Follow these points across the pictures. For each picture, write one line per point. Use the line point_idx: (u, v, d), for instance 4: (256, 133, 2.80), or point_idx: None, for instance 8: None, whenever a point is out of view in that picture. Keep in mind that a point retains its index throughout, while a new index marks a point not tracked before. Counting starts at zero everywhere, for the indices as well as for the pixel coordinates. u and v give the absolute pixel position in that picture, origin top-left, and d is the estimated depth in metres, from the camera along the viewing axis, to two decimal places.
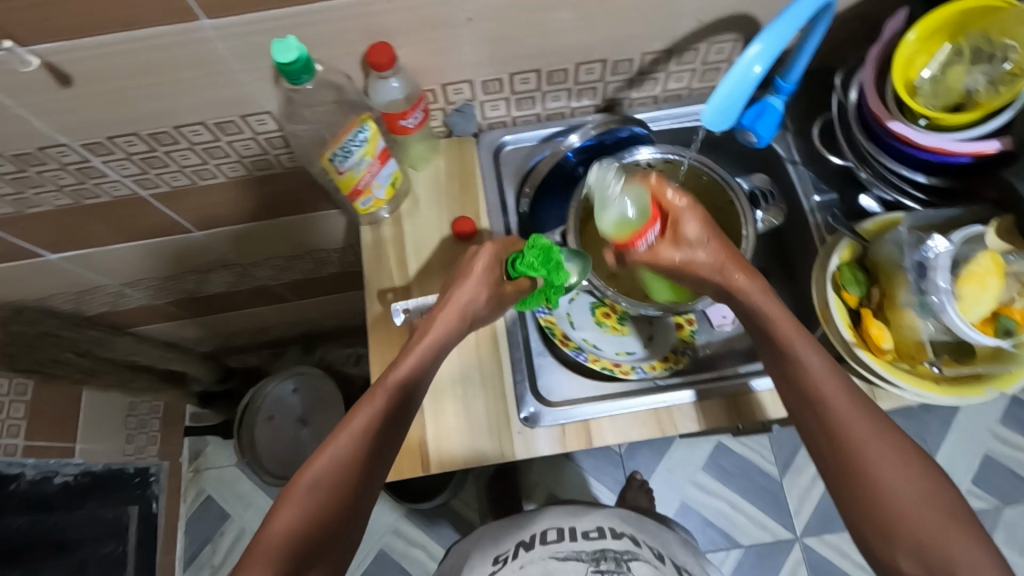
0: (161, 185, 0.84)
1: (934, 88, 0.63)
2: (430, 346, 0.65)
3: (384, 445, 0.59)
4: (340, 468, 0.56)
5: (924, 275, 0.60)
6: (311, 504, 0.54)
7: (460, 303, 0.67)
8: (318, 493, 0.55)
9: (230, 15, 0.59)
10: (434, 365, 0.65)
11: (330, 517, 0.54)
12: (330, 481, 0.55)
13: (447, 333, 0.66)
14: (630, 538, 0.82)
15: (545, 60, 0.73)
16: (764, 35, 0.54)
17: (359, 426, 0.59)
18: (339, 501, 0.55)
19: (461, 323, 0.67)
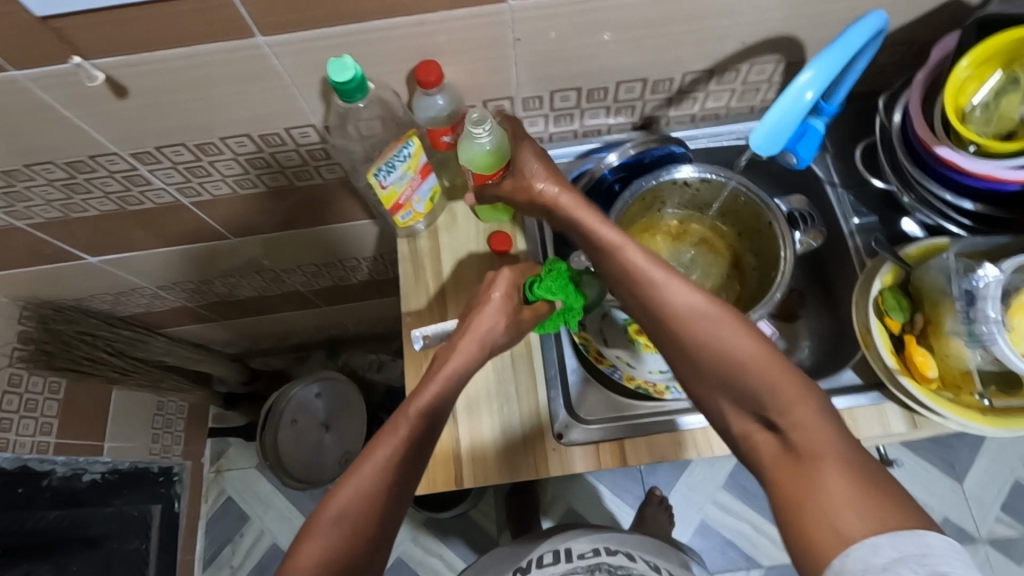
0: (202, 193, 0.87)
1: (986, 115, 0.62)
2: (448, 375, 0.64)
3: (408, 476, 0.58)
4: (367, 501, 0.55)
5: (972, 305, 0.59)
6: (335, 536, 0.53)
7: (483, 334, 0.66)
8: (342, 524, 0.54)
9: (284, 33, 0.60)
10: (454, 396, 0.64)
11: (353, 549, 0.53)
12: (354, 512, 0.54)
13: (467, 362, 0.65)
14: (625, 554, 0.85)
15: (586, 79, 0.73)
16: (817, 60, 0.53)
17: (383, 456, 0.57)
18: (364, 532, 0.54)
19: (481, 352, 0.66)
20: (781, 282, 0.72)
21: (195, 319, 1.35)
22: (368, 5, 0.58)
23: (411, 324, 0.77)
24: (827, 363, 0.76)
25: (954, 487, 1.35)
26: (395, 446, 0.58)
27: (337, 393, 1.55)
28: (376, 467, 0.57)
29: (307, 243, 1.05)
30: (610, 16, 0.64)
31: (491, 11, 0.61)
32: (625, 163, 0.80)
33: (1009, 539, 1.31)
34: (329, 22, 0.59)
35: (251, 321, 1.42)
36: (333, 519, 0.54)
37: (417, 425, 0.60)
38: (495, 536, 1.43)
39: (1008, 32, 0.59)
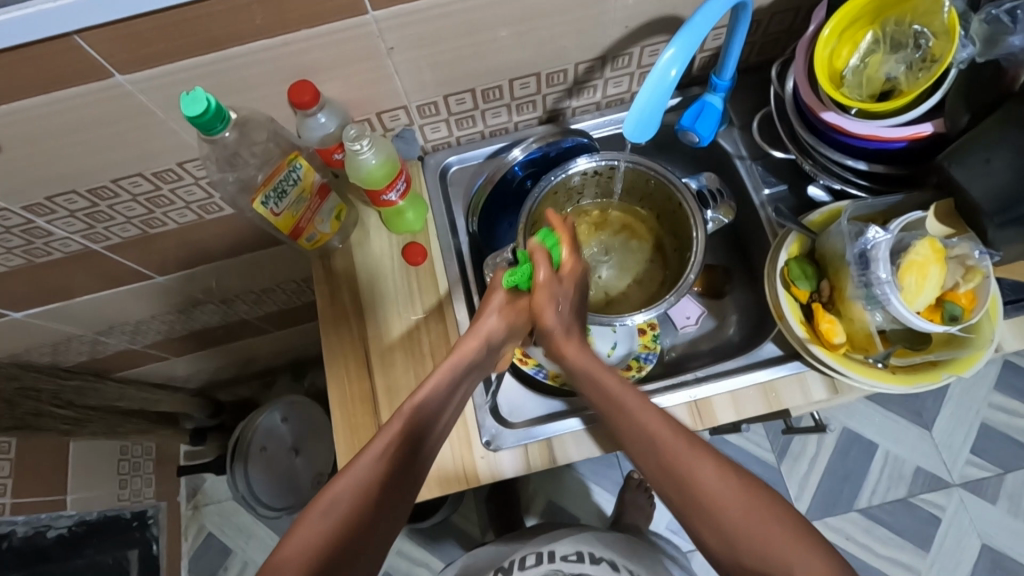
0: (111, 237, 0.84)
1: (857, 78, 0.63)
2: (450, 372, 0.62)
3: (401, 472, 0.56)
4: (360, 492, 0.53)
5: (866, 267, 0.59)
6: (325, 529, 0.50)
7: (489, 331, 0.65)
8: (334, 515, 0.51)
9: (144, 69, 0.59)
10: (451, 396, 0.62)
11: (347, 541, 0.50)
12: (348, 504, 0.52)
13: (472, 353, 0.64)
14: (610, 562, 0.78)
15: (477, 80, 0.72)
16: (678, 38, 0.53)
17: (379, 446, 0.56)
18: (354, 528, 0.51)
19: (487, 350, 0.65)
20: (695, 263, 0.71)
21: (150, 358, 1.27)
22: (226, 30, 0.57)
23: (330, 348, 0.75)
24: (754, 336, 0.76)
25: (923, 436, 1.33)
26: (391, 438, 0.56)
27: (303, 415, 1.48)
28: (370, 458, 0.55)
29: (238, 272, 1.03)
30: (485, 16, 0.63)
31: (356, 24, 0.60)
32: (530, 157, 0.81)
33: (982, 479, 1.29)
34: (190, 53, 0.58)
35: (207, 354, 1.35)
36: (325, 510, 0.51)
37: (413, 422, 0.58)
38: (479, 538, 1.39)
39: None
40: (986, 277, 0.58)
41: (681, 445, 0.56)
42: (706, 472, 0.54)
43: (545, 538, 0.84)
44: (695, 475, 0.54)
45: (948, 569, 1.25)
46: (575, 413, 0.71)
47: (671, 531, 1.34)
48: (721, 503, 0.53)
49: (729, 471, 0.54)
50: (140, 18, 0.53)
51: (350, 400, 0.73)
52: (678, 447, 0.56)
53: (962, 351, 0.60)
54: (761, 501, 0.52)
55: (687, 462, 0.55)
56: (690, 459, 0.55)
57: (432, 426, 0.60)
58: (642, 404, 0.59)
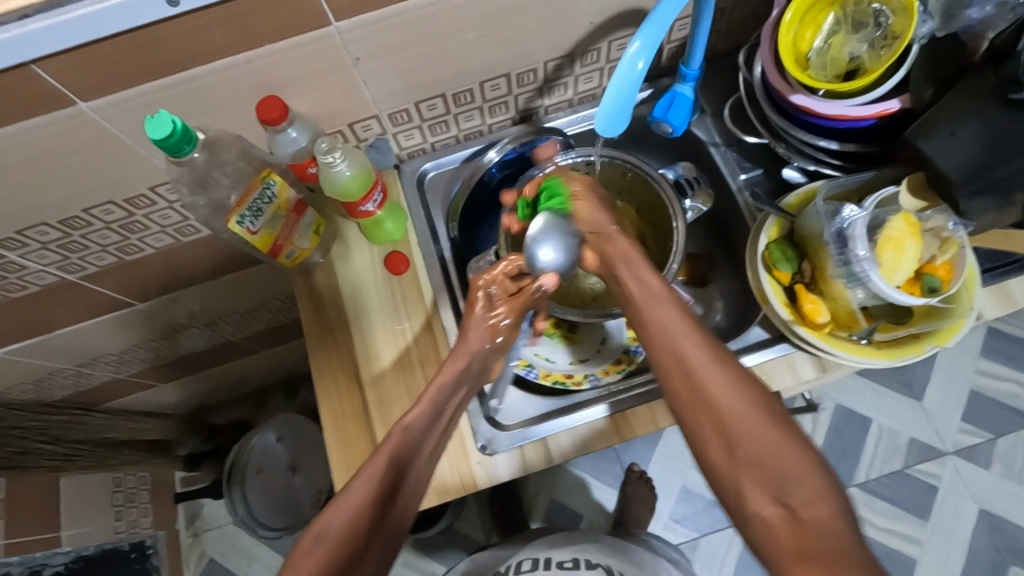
0: (87, 267, 0.82)
1: (823, 59, 0.63)
2: (401, 443, 0.56)
3: (358, 557, 0.50)
4: (358, 516, 0.51)
5: (845, 246, 0.60)
6: (319, 556, 0.48)
7: (434, 395, 0.61)
8: (329, 540, 0.49)
9: (107, 95, 0.57)
10: (408, 468, 0.56)
11: (342, 563, 0.48)
12: (339, 529, 0.50)
13: (420, 421, 0.59)
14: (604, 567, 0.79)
15: (448, 85, 0.72)
16: (644, 29, 0.53)
17: (334, 524, 0.50)
18: (350, 549, 0.49)
19: (437, 414, 0.61)
20: (677, 253, 0.71)
21: (138, 387, 1.25)
22: (188, 50, 0.56)
23: (318, 363, 0.74)
24: (740, 322, 0.77)
25: (914, 407, 1.35)
26: (349, 512, 0.51)
27: (298, 433, 1.46)
28: (319, 545, 0.49)
29: (221, 294, 1.02)
30: (449, 20, 0.63)
31: (319, 36, 0.59)
32: (507, 158, 0.82)
33: (974, 445, 1.31)
34: (153, 75, 0.57)
35: (196, 379, 1.34)
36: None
37: (405, 440, 0.57)
38: (484, 542, 1.39)
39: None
40: (961, 248, 0.59)
41: (695, 357, 0.51)
42: (716, 375, 0.49)
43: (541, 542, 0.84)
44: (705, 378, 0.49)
45: (948, 536, 1.27)
46: (579, 409, 0.70)
47: (675, 521, 1.34)
48: (725, 408, 0.48)
49: (745, 380, 0.49)
50: (98, 42, 0.52)
51: (342, 416, 0.72)
52: (697, 352, 0.51)
53: (944, 321, 0.60)
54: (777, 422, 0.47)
55: (699, 369, 0.50)
56: (703, 371, 0.50)
57: (394, 502, 0.54)
58: (686, 328, 0.53)
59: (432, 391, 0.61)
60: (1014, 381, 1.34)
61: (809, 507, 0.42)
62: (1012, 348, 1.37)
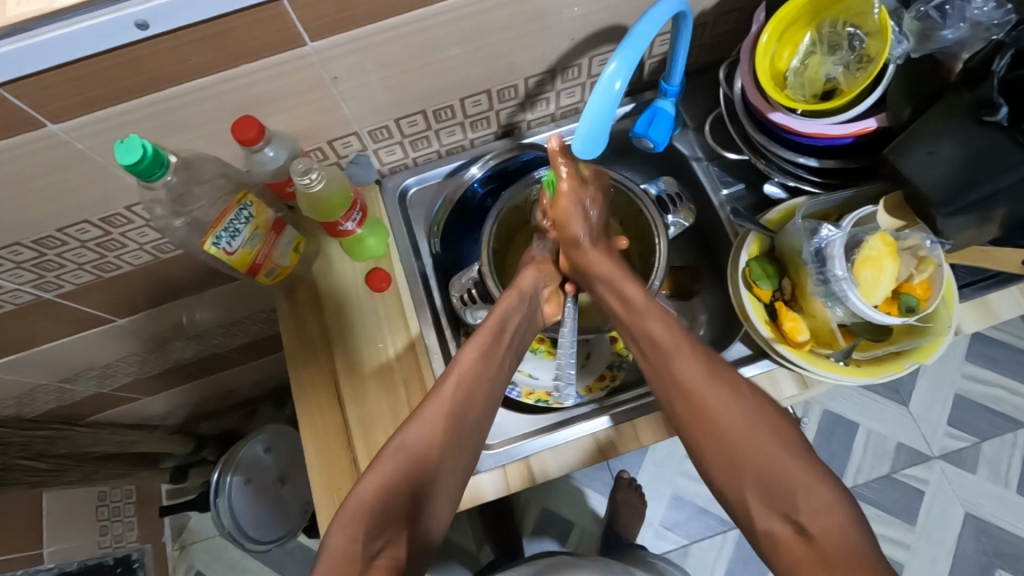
0: (64, 284, 0.81)
1: (799, 79, 0.64)
2: (463, 378, 0.62)
3: (429, 476, 0.57)
4: (428, 436, 0.58)
5: (823, 265, 0.60)
6: (397, 466, 0.56)
7: (496, 325, 0.66)
8: (405, 454, 0.57)
9: (77, 117, 0.56)
10: (471, 400, 0.62)
11: (414, 477, 0.57)
12: (414, 448, 0.58)
13: (479, 355, 0.64)
14: None
15: (428, 101, 0.72)
16: (619, 51, 0.53)
17: (410, 442, 0.58)
18: (422, 465, 0.57)
19: (497, 338, 0.65)
20: (658, 268, 0.71)
21: (122, 400, 1.24)
22: (158, 71, 0.55)
23: (298, 380, 0.74)
24: (723, 336, 0.76)
25: (901, 411, 1.36)
26: (421, 433, 0.58)
27: (287, 444, 1.44)
28: (399, 455, 0.57)
29: (205, 308, 1.00)
30: (428, 38, 0.62)
31: (294, 56, 0.58)
32: (489, 174, 0.82)
33: (961, 449, 1.32)
34: (126, 96, 0.56)
35: (181, 391, 1.32)
36: (362, 509, 0.53)
37: (473, 372, 0.62)
38: (475, 551, 1.38)
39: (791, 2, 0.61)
40: (939, 265, 0.59)
41: (700, 376, 0.58)
42: (727, 400, 0.57)
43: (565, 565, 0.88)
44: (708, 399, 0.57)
45: (936, 541, 1.28)
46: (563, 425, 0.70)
47: (665, 528, 1.34)
48: (730, 427, 0.56)
49: (750, 404, 0.57)
50: (66, 66, 0.51)
51: (324, 434, 0.72)
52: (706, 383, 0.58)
53: (921, 339, 0.61)
54: (773, 434, 0.55)
55: (703, 388, 0.58)
56: (708, 391, 0.58)
57: (461, 433, 0.60)
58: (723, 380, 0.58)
59: (494, 323, 0.66)
60: (999, 385, 1.35)
61: (818, 521, 0.50)
62: (997, 352, 1.38)
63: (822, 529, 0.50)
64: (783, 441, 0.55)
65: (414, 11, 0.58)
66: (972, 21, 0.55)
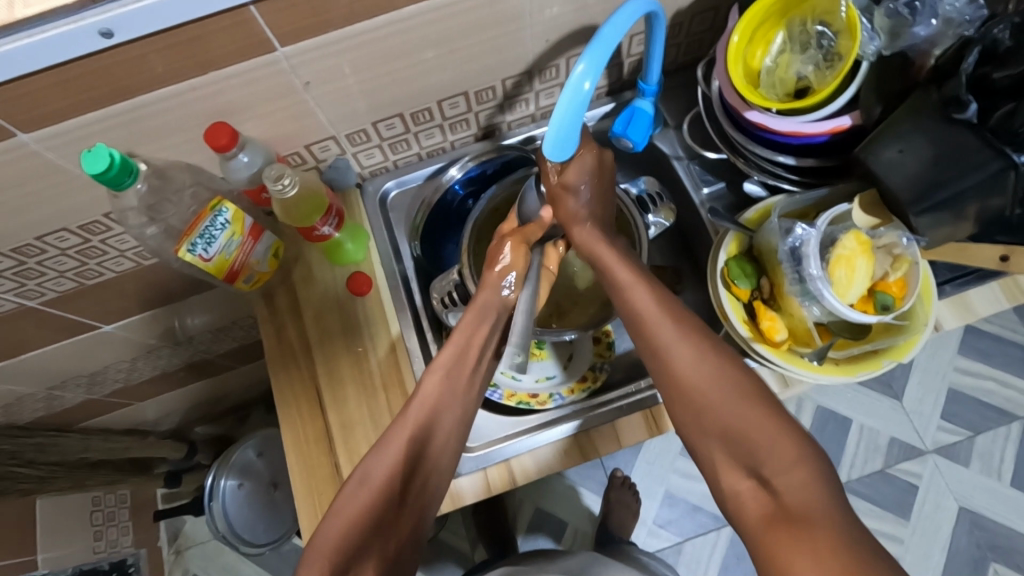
0: (46, 293, 0.81)
1: (772, 78, 0.64)
2: (428, 404, 0.60)
3: (394, 505, 0.56)
4: (389, 473, 0.57)
5: (799, 263, 0.60)
6: (360, 500, 0.55)
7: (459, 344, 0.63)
8: (368, 487, 0.56)
9: (47, 127, 0.56)
10: (434, 426, 0.60)
11: (378, 512, 0.55)
12: (377, 480, 0.56)
13: (444, 376, 0.62)
14: None
15: (405, 104, 0.71)
16: (589, 50, 0.52)
17: (373, 473, 0.57)
18: (387, 494, 0.56)
19: (462, 357, 0.63)
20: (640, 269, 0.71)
21: (112, 406, 1.24)
22: (129, 79, 0.55)
23: (280, 386, 0.74)
24: None
25: (894, 406, 1.36)
26: (387, 466, 0.57)
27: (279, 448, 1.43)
28: (362, 490, 0.56)
29: (191, 315, 1.00)
30: (403, 42, 0.62)
31: (265, 62, 0.58)
32: (470, 176, 0.81)
33: (954, 443, 1.32)
34: (97, 105, 0.56)
35: (171, 396, 1.32)
36: (331, 544, 0.53)
37: (427, 409, 0.60)
38: (470, 552, 1.37)
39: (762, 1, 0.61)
40: (914, 263, 0.59)
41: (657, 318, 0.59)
42: (684, 348, 0.57)
43: (543, 560, 0.92)
44: (673, 355, 0.57)
45: (929, 534, 1.28)
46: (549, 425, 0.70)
47: (659, 526, 1.34)
48: (688, 370, 0.57)
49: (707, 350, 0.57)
50: (35, 75, 0.51)
51: (304, 439, 0.72)
52: (671, 329, 0.59)
53: (899, 337, 0.61)
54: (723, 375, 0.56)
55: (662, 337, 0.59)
56: (670, 344, 0.58)
57: (427, 458, 0.60)
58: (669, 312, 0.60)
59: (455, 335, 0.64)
60: (992, 379, 1.35)
61: (789, 486, 0.49)
62: (989, 346, 1.38)
63: (791, 493, 0.49)
64: (734, 374, 0.55)
65: (386, 14, 0.58)
66: (944, 17, 0.57)
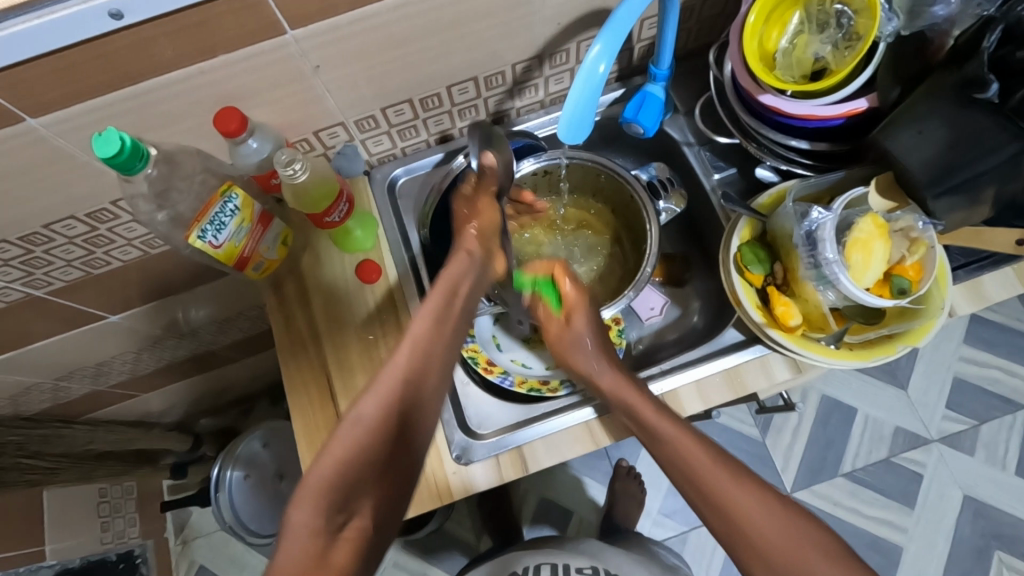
0: (53, 282, 0.80)
1: (788, 60, 0.63)
2: (421, 336, 0.54)
3: (395, 445, 0.49)
4: (388, 404, 0.49)
5: (814, 248, 0.59)
6: (356, 436, 0.47)
7: (451, 277, 0.58)
8: (366, 425, 0.48)
9: (56, 111, 0.56)
10: (434, 356, 0.53)
11: (377, 450, 0.48)
12: (374, 415, 0.49)
13: (434, 315, 0.55)
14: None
15: (414, 90, 0.71)
16: (603, 33, 0.52)
17: (368, 411, 0.49)
18: (389, 429, 0.49)
19: (457, 293, 0.58)
20: (651, 255, 0.71)
21: (118, 397, 1.23)
22: (138, 62, 0.54)
23: (290, 373, 0.74)
24: (715, 323, 0.76)
25: (899, 395, 1.36)
26: (384, 401, 0.50)
27: (284, 439, 1.43)
28: (357, 427, 0.48)
29: (197, 305, 1.00)
30: (413, 25, 0.61)
31: (275, 46, 0.58)
32: None
33: (959, 432, 1.32)
34: (106, 89, 0.56)
35: (176, 388, 1.32)
36: (315, 491, 0.45)
37: (424, 343, 0.53)
38: (475, 543, 1.37)
39: None
40: (931, 247, 0.58)
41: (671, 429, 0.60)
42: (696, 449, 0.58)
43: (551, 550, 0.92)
44: (688, 454, 0.58)
45: (935, 523, 1.28)
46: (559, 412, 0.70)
47: (664, 515, 1.34)
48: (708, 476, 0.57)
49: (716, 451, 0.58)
50: (42, 59, 0.50)
51: (314, 427, 0.71)
52: (681, 435, 0.59)
53: (914, 322, 0.60)
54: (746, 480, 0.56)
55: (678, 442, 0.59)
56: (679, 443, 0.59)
57: (425, 395, 0.52)
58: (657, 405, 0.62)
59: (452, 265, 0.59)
60: (996, 367, 1.35)
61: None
62: (995, 334, 1.38)
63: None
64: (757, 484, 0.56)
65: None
66: None
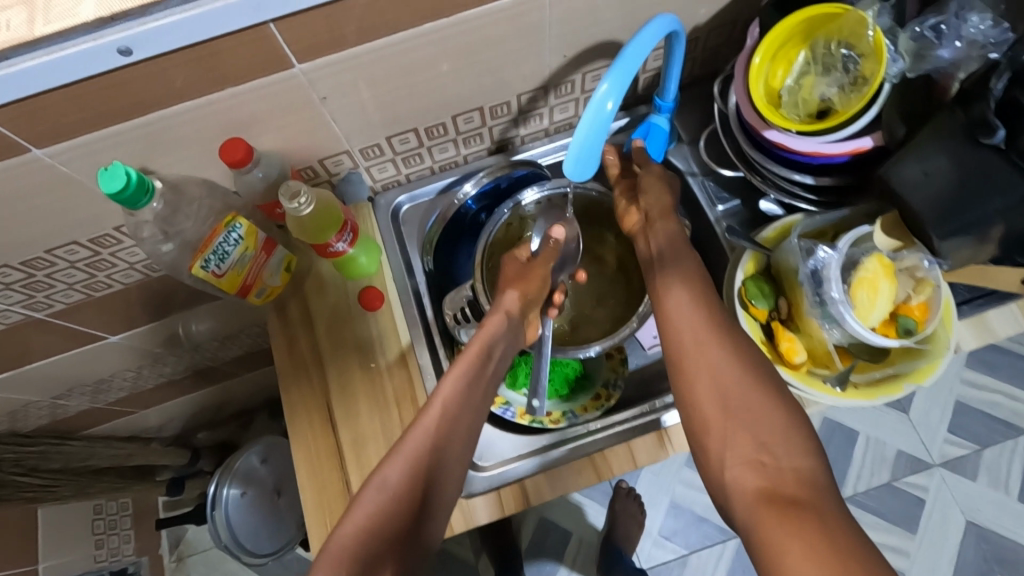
0: (53, 305, 0.80)
1: (793, 98, 0.63)
2: (446, 409, 0.61)
3: (415, 513, 0.56)
4: (409, 474, 0.57)
5: (820, 286, 0.60)
6: (378, 503, 0.55)
7: (476, 350, 0.65)
8: (388, 491, 0.56)
9: (62, 141, 0.56)
10: (455, 429, 0.61)
11: (398, 517, 0.55)
12: (396, 484, 0.56)
13: (461, 387, 0.63)
14: None
15: (419, 119, 0.71)
16: (611, 71, 0.52)
17: (392, 478, 0.57)
18: (411, 497, 0.56)
19: (482, 365, 0.65)
20: None
21: (115, 414, 1.23)
22: (144, 94, 0.54)
23: (291, 400, 0.73)
24: None
25: (901, 419, 1.35)
26: (407, 470, 0.57)
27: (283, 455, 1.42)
28: (381, 493, 0.55)
29: (197, 323, 0.99)
30: (419, 56, 0.62)
31: (282, 77, 0.58)
32: (483, 191, 0.79)
33: (961, 457, 1.31)
34: (112, 120, 0.56)
35: (174, 404, 1.31)
36: (339, 553, 0.52)
37: (446, 415, 0.61)
38: (473, 562, 1.36)
39: (784, 22, 0.61)
40: (935, 286, 0.59)
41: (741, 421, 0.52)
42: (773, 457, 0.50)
43: None
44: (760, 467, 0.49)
45: (939, 549, 1.26)
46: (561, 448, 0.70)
47: (664, 538, 1.33)
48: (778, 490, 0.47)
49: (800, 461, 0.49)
50: (50, 92, 0.50)
51: (317, 457, 0.71)
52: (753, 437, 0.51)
53: (919, 361, 0.60)
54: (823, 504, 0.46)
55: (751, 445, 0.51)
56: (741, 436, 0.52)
57: (445, 463, 0.59)
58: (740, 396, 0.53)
59: (477, 340, 0.66)
60: (998, 391, 1.35)
61: None
62: (996, 358, 1.37)
63: None
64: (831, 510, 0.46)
65: (403, 30, 0.58)
66: (969, 40, 0.55)
